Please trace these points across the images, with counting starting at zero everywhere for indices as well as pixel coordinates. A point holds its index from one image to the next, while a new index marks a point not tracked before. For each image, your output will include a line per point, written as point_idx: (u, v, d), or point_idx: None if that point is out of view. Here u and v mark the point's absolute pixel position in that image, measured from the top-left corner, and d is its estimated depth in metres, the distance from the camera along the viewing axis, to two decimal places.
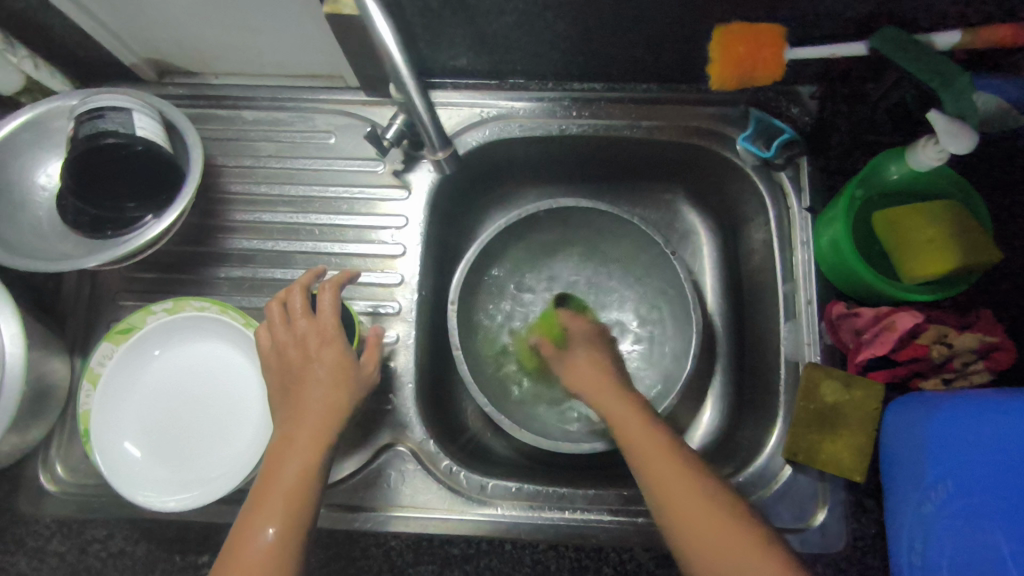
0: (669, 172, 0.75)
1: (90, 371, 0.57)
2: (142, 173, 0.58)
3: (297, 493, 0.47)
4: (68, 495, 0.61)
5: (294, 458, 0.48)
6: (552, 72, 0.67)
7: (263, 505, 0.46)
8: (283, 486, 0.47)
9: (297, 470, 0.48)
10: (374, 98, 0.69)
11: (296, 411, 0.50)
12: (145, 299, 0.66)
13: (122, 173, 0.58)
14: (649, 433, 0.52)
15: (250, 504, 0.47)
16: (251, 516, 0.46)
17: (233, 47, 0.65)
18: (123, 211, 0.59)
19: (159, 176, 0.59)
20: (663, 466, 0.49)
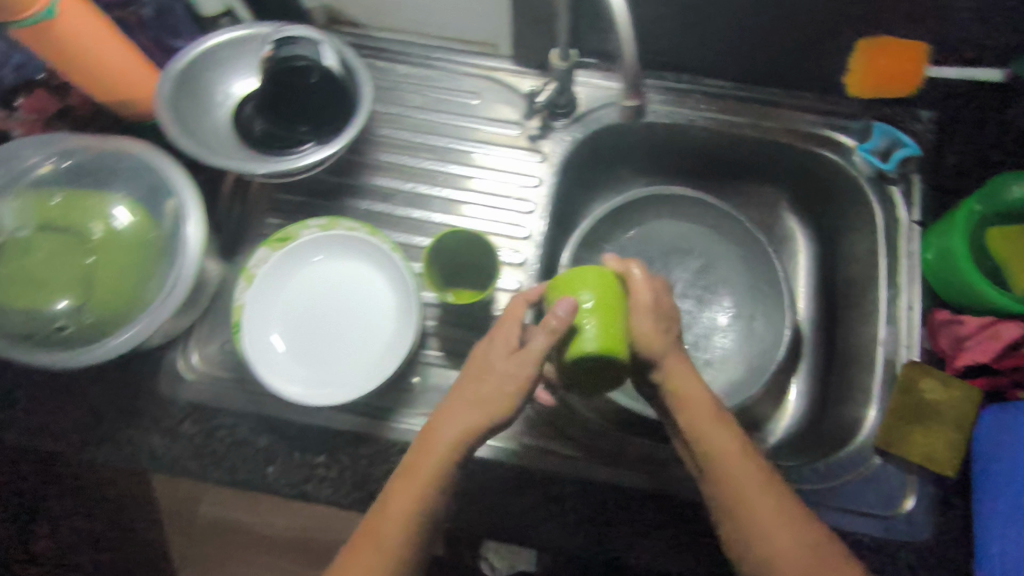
0: (779, 176, 0.79)
1: (247, 271, 0.62)
2: (320, 100, 0.65)
3: (439, 474, 0.48)
4: (201, 384, 0.65)
5: (440, 443, 0.48)
6: (690, 65, 0.72)
7: (406, 486, 0.48)
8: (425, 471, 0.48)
9: (441, 454, 0.48)
10: (520, 68, 0.74)
11: (454, 399, 0.50)
12: (289, 219, 0.71)
13: (305, 96, 0.64)
14: (722, 430, 0.50)
15: (397, 473, 0.49)
16: (396, 495, 0.48)
17: (405, 3, 0.71)
18: (294, 132, 0.65)
19: (331, 105, 0.65)
20: (745, 469, 0.49)
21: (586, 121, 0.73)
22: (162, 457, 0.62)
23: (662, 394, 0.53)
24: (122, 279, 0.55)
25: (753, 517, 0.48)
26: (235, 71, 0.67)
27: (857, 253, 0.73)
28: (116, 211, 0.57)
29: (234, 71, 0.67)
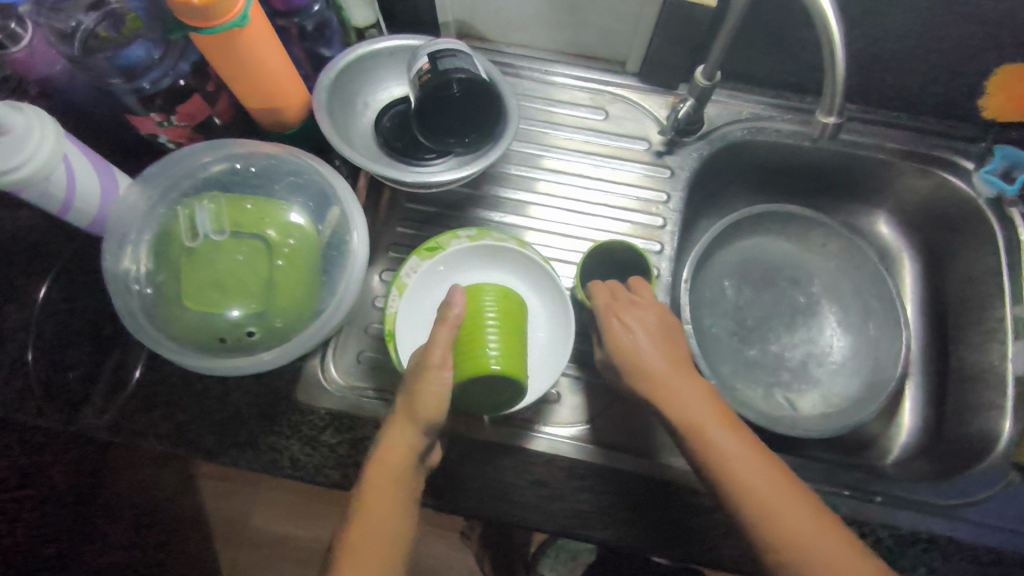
0: (887, 194, 0.81)
1: (400, 281, 0.62)
2: (471, 114, 0.65)
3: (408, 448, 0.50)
4: (342, 392, 0.64)
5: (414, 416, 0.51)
6: (817, 87, 0.74)
7: (386, 499, 0.49)
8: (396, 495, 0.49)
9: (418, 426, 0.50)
10: (646, 86, 0.76)
11: (414, 407, 0.51)
12: (420, 229, 0.72)
13: (458, 111, 0.64)
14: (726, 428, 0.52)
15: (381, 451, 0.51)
16: (377, 471, 0.50)
17: (542, 21, 0.72)
18: (444, 144, 0.66)
19: (481, 119, 0.65)
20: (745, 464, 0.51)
21: (712, 138, 0.75)
22: (305, 467, 0.60)
23: (644, 385, 0.56)
24: (296, 282, 0.54)
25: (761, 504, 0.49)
26: (383, 79, 0.69)
27: (976, 272, 0.74)
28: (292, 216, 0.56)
29: (382, 80, 0.69)
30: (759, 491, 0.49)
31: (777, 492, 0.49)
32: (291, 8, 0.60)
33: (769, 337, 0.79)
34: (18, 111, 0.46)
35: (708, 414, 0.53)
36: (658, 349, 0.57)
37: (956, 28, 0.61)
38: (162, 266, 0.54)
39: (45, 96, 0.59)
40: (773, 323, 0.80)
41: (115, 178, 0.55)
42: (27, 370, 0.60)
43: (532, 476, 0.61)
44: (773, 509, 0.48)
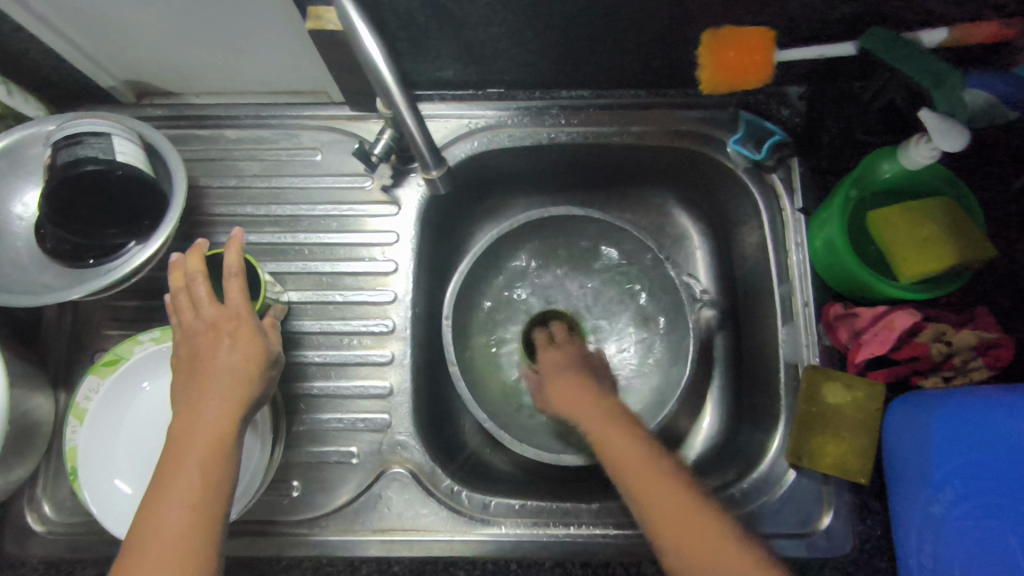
0: (659, 177, 0.74)
1: (76, 407, 0.55)
2: (125, 201, 0.57)
3: (217, 450, 0.47)
4: (54, 536, 0.58)
5: (204, 423, 0.47)
6: (539, 81, 0.66)
7: (195, 447, 0.47)
8: (192, 473, 0.45)
9: (211, 431, 0.47)
10: (359, 113, 0.68)
11: (213, 433, 0.47)
12: (129, 328, 0.64)
13: (105, 201, 0.56)
14: (590, 408, 0.55)
15: (165, 460, 0.46)
16: (173, 479, 0.45)
17: (213, 68, 0.63)
18: (106, 236, 0.58)
19: (141, 202, 0.58)
20: (608, 435, 0.52)
21: None
22: None
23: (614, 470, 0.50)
24: None
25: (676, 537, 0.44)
26: (28, 179, 0.60)
27: (749, 249, 0.69)
28: None
29: (27, 180, 0.60)
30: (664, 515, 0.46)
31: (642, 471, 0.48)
32: None
33: None
34: None
35: (582, 401, 0.57)
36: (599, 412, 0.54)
37: (637, 3, 0.54)
38: None
39: None
40: None
41: None
42: None
43: None
44: (616, 453, 0.50)
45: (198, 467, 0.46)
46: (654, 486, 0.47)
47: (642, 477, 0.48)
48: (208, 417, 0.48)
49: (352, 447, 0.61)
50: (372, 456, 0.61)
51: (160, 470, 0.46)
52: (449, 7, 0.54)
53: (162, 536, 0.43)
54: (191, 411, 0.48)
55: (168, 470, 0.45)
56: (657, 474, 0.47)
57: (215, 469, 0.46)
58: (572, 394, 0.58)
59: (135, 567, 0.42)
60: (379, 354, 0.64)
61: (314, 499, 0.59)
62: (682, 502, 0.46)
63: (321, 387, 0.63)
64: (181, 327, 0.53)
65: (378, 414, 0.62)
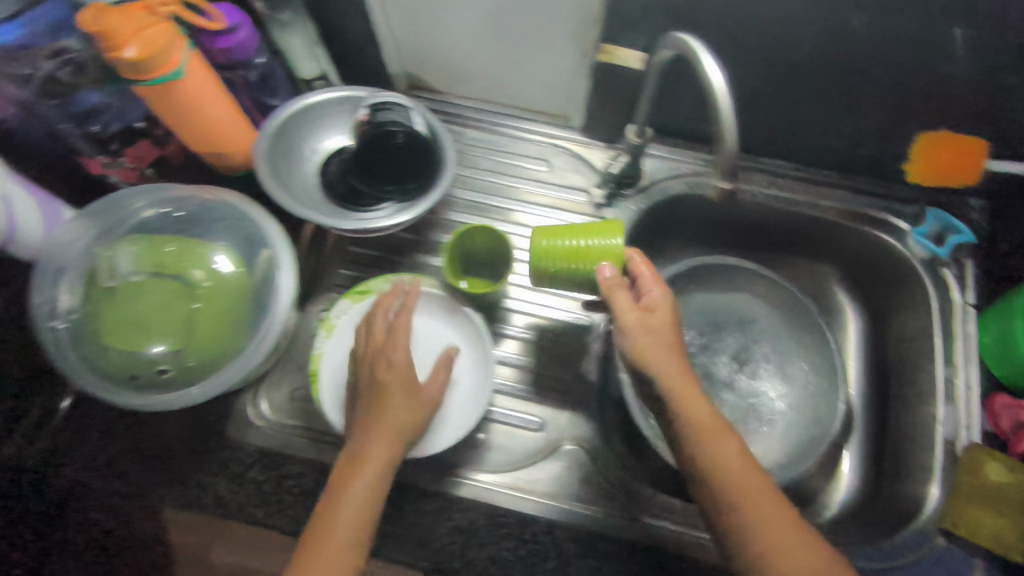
0: (832, 253, 0.82)
1: (328, 321, 0.64)
2: (406, 162, 0.68)
3: (399, 437, 0.54)
4: (271, 432, 0.66)
5: (393, 410, 0.55)
6: (752, 146, 0.76)
7: (382, 432, 0.54)
8: (378, 456, 0.52)
9: (400, 419, 0.55)
10: (587, 140, 0.78)
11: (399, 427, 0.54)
12: (363, 272, 0.74)
13: (393, 159, 0.68)
14: (675, 373, 0.51)
15: (357, 437, 0.54)
16: (362, 457, 0.52)
17: (485, 78, 0.75)
18: (382, 191, 0.68)
19: (417, 165, 0.67)
20: (719, 447, 0.49)
21: (650, 192, 0.76)
22: (230, 504, 0.62)
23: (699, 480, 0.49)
24: (216, 325, 0.56)
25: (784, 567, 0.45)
26: (327, 130, 0.71)
27: (911, 332, 0.75)
28: (216, 258, 0.58)
29: (326, 131, 0.71)
30: (772, 532, 0.46)
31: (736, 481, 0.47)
32: (231, 61, 0.61)
33: (713, 390, 0.79)
34: None
35: (669, 366, 0.51)
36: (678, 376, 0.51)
37: (875, 94, 0.63)
38: (87, 303, 0.55)
39: None
40: (713, 377, 0.80)
41: (58, 212, 0.61)
42: None
43: (451, 523, 0.62)
44: (724, 473, 0.48)
45: (384, 452, 0.53)
46: (767, 497, 0.47)
47: (750, 485, 0.47)
48: (396, 407, 0.55)
49: (536, 417, 0.68)
50: (553, 429, 0.68)
51: (351, 444, 0.54)
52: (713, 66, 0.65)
53: (347, 508, 0.51)
54: (383, 398, 0.55)
55: (360, 447, 0.53)
56: (759, 483, 0.48)
57: (395, 458, 0.53)
58: (667, 366, 0.51)
59: (323, 526, 0.50)
60: (570, 342, 0.72)
61: (497, 456, 0.66)
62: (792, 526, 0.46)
63: (516, 359, 0.72)
64: (357, 349, 0.59)
65: (564, 395, 0.70)
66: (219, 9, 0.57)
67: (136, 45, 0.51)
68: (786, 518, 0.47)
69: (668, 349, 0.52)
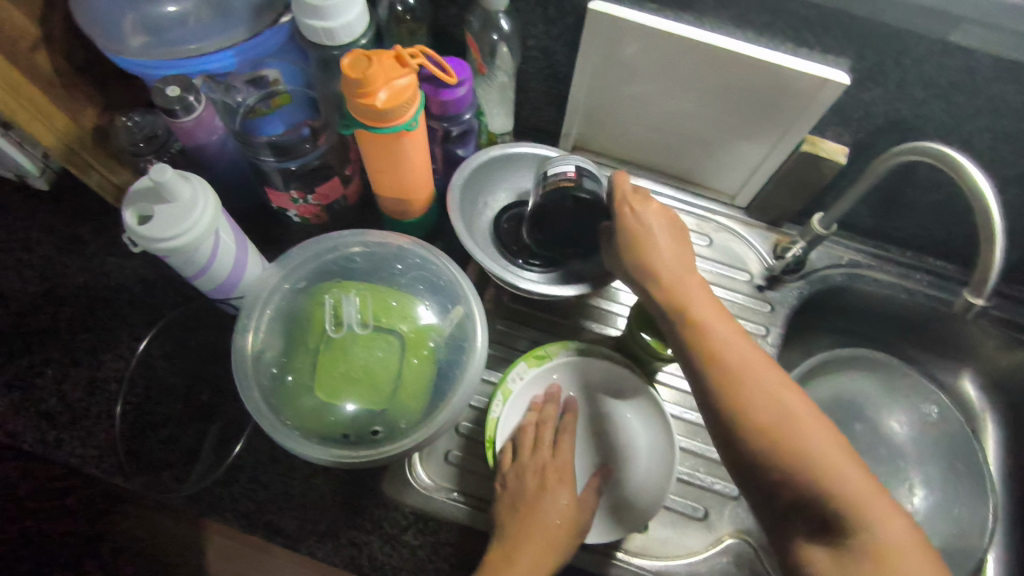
0: (978, 359, 0.81)
1: (506, 385, 0.61)
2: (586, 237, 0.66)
3: (556, 540, 0.51)
4: (429, 491, 0.62)
5: (552, 511, 0.53)
6: (916, 245, 0.76)
7: (541, 532, 0.51)
8: (532, 554, 0.50)
9: (557, 521, 0.52)
10: (751, 220, 0.78)
11: (557, 530, 0.52)
12: (519, 330, 0.72)
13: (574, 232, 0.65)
14: (724, 317, 0.50)
15: (510, 530, 0.52)
16: (516, 552, 0.50)
17: (659, 150, 0.75)
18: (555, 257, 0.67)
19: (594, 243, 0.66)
20: (738, 355, 0.48)
21: (810, 278, 0.76)
22: (383, 568, 0.57)
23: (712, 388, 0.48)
24: (417, 386, 0.52)
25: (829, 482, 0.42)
26: None
27: None
28: (419, 313, 0.55)
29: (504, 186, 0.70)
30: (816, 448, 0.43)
31: (761, 390, 0.46)
32: (445, 115, 0.62)
33: None
34: (186, 181, 0.51)
35: (702, 296, 0.51)
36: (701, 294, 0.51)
37: None
38: (286, 344, 0.53)
39: (190, 157, 0.64)
40: None
41: (247, 252, 0.59)
42: (114, 423, 0.61)
43: None
44: (744, 378, 0.47)
45: (537, 550, 0.50)
46: (800, 418, 0.44)
47: (790, 412, 0.45)
48: (555, 508, 0.53)
49: (701, 507, 0.65)
50: (718, 522, 0.64)
51: (503, 537, 0.52)
52: (915, 169, 0.65)
53: None
54: (543, 495, 0.53)
55: (514, 540, 0.51)
56: (772, 373, 0.47)
57: (549, 560, 0.50)
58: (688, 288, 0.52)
59: None
60: None
61: (662, 543, 0.62)
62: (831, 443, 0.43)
63: (683, 441, 0.68)
64: (516, 446, 0.58)
65: (728, 484, 0.66)
66: (450, 63, 0.58)
67: (386, 92, 0.51)
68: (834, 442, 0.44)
69: (681, 264, 0.53)
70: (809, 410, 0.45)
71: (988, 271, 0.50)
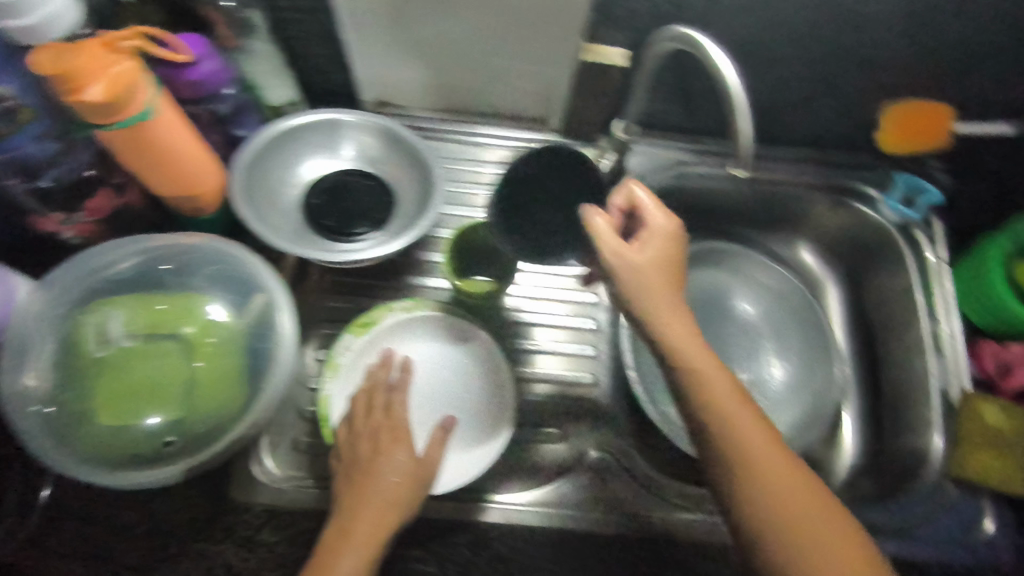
0: (807, 225, 0.85)
1: (333, 359, 0.60)
2: (372, 201, 0.66)
3: (395, 497, 0.51)
4: (282, 486, 0.61)
5: (388, 471, 0.52)
6: (725, 132, 0.77)
7: (378, 495, 0.51)
8: (371, 520, 0.50)
9: (395, 480, 0.52)
10: (567, 141, 0.77)
11: (394, 487, 0.52)
12: (353, 303, 0.70)
13: (358, 199, 0.66)
14: (692, 339, 0.51)
15: (347, 499, 0.51)
16: (356, 520, 0.50)
17: (458, 88, 0.73)
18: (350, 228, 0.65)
19: (375, 204, 0.66)
20: (717, 387, 0.50)
21: (636, 186, 0.76)
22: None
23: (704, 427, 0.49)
24: (222, 381, 0.52)
25: (791, 512, 0.45)
26: (300, 157, 0.67)
27: (891, 296, 0.78)
28: (210, 309, 0.56)
29: (299, 158, 0.67)
30: (770, 472, 0.47)
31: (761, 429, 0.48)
32: (201, 95, 0.58)
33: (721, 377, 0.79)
34: None
35: (686, 324, 0.53)
36: (692, 343, 0.51)
37: (852, 72, 0.66)
38: (67, 375, 0.50)
39: None
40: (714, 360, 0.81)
41: (13, 284, 0.51)
42: None
43: (487, 551, 0.58)
44: (729, 415, 0.49)
45: (375, 513, 0.50)
46: (768, 448, 0.48)
47: (757, 442, 0.48)
48: (392, 469, 0.53)
49: (557, 428, 0.67)
50: (577, 438, 0.67)
51: (340, 508, 0.51)
52: (696, 58, 0.66)
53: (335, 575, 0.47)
54: (378, 459, 0.53)
55: (351, 509, 0.50)
56: (736, 399, 0.50)
57: (388, 520, 0.50)
58: (681, 324, 0.52)
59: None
60: (570, 345, 0.72)
61: (524, 475, 0.64)
62: (791, 472, 0.47)
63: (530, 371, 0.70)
64: (350, 416, 0.57)
65: (581, 400, 0.69)
66: (184, 40, 0.54)
67: (100, 84, 0.47)
68: (791, 471, 0.47)
69: (658, 287, 0.53)
70: (764, 431, 0.49)
71: (738, 136, 0.49)
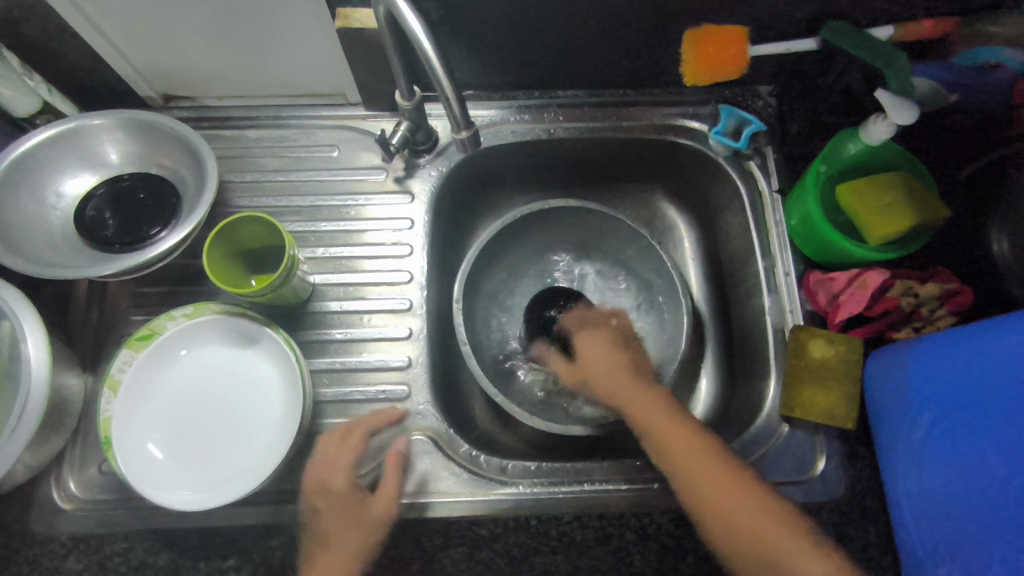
0: (647, 169, 0.80)
1: (111, 379, 0.58)
2: (156, 200, 0.64)
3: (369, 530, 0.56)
4: (82, 512, 0.59)
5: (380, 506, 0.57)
6: (538, 82, 0.73)
7: (359, 531, 0.55)
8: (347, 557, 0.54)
9: (383, 513, 0.57)
10: (373, 113, 0.73)
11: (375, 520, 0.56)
12: (155, 313, 0.67)
13: (143, 202, 0.64)
14: (639, 394, 0.59)
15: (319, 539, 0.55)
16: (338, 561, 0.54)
17: (236, 71, 0.68)
18: (136, 230, 0.62)
19: (160, 201, 0.63)
20: (653, 422, 0.56)
21: (449, 153, 0.72)
22: None
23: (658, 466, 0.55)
24: None
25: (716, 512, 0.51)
26: (64, 169, 0.63)
27: (731, 233, 0.75)
28: None
29: (62, 169, 0.63)
30: (695, 474, 0.52)
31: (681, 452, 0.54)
32: None
33: None
34: None
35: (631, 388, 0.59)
36: (644, 401, 0.58)
37: (637, 4, 0.61)
38: None
39: None
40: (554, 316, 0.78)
41: None
42: None
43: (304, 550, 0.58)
44: (667, 445, 0.54)
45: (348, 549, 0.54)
46: (695, 462, 0.53)
47: (685, 459, 0.53)
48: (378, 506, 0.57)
49: None
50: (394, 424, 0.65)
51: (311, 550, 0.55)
52: (466, 10, 0.61)
53: None
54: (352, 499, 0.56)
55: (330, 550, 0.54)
56: (678, 431, 0.55)
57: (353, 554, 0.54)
58: (620, 383, 0.60)
59: None
60: (387, 329, 0.68)
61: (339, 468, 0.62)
62: (718, 470, 0.52)
63: (343, 362, 0.67)
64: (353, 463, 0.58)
65: (398, 386, 0.66)
66: None
67: None
68: (716, 470, 0.52)
69: (614, 373, 0.62)
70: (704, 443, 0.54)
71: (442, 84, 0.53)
